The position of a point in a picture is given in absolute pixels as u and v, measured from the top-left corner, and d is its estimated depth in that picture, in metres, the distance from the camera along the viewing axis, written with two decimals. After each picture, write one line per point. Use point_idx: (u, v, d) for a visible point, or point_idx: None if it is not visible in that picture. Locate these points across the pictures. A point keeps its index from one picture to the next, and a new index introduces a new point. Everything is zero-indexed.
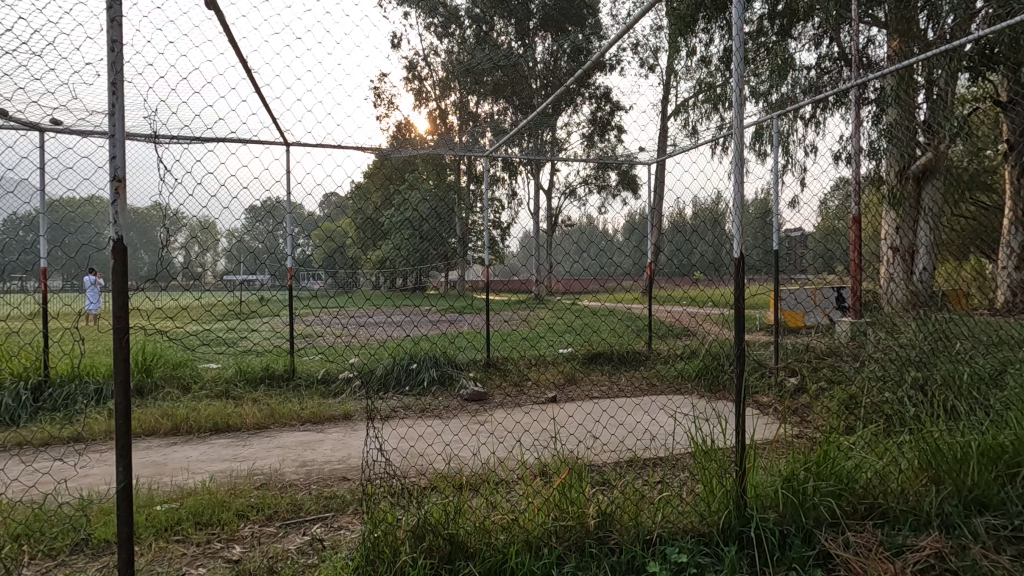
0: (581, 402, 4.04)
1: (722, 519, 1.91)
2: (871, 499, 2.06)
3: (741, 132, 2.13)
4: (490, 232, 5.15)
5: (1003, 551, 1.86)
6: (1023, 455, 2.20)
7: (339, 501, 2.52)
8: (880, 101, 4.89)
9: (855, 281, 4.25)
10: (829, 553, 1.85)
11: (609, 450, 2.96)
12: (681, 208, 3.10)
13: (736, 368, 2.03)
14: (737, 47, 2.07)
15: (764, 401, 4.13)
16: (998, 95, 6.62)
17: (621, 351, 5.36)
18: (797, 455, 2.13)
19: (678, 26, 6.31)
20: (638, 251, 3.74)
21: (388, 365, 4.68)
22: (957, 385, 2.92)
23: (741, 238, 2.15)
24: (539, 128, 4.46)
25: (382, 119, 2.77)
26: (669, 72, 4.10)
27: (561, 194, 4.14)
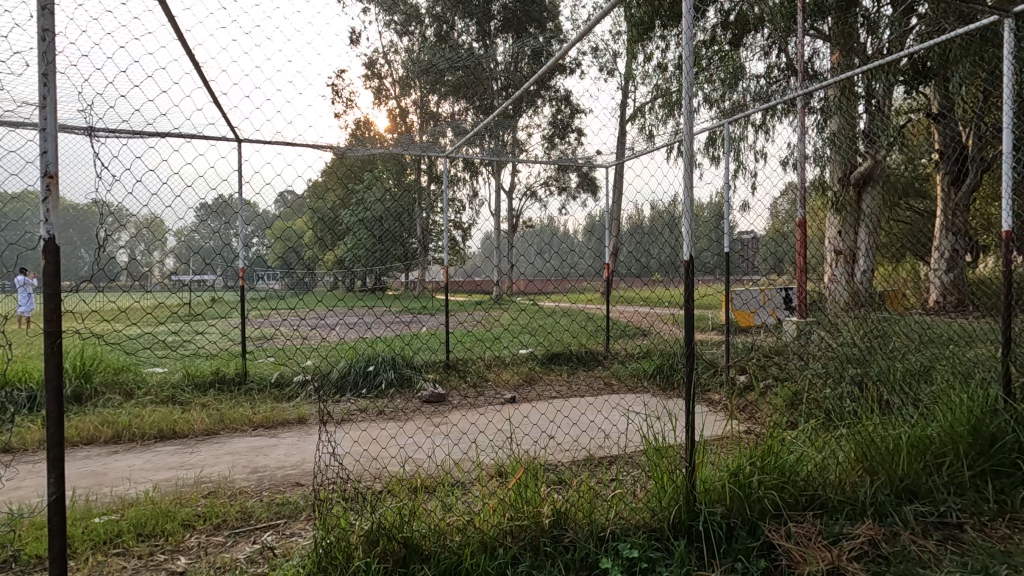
0: (537, 402, 4.08)
1: (672, 515, 1.97)
2: (811, 491, 2.14)
3: (692, 138, 2.19)
4: (449, 232, 5.11)
5: (929, 537, 2.00)
6: (948, 446, 2.35)
7: (291, 508, 2.46)
8: (824, 111, 5.14)
9: (801, 282, 4.45)
10: (773, 544, 1.93)
11: (564, 450, 3.00)
12: (639, 210, 3.16)
13: (686, 368, 2.08)
14: (688, 54, 2.13)
15: (715, 397, 4.26)
16: (931, 108, 7.04)
17: (579, 351, 5.41)
18: (744, 449, 2.20)
19: (636, 31, 6.44)
20: (597, 254, 3.79)
21: (344, 368, 4.59)
22: (891, 379, 3.08)
23: (691, 241, 2.20)
24: (499, 129, 4.46)
25: (340, 117, 2.72)
26: (628, 76, 4.16)
27: (521, 196, 4.17)
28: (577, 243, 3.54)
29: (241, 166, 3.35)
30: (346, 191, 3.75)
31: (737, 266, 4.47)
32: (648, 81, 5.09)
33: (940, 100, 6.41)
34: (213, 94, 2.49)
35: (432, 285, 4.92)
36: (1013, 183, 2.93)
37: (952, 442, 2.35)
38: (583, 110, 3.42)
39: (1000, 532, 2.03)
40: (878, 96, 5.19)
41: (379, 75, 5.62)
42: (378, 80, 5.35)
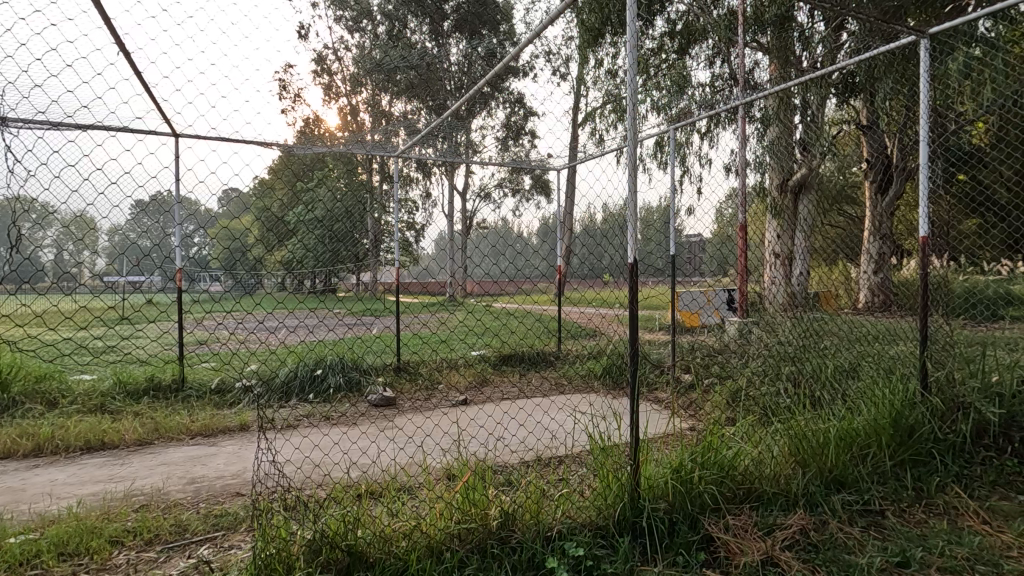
0: (491, 403, 4.09)
1: (617, 512, 2.00)
2: (748, 484, 2.23)
3: (636, 144, 2.26)
4: (400, 233, 5.05)
5: (854, 524, 2.14)
6: (872, 438, 2.49)
7: (229, 519, 2.36)
8: (764, 121, 5.40)
9: (742, 283, 4.63)
10: (712, 537, 2.00)
11: (513, 451, 3.01)
12: (592, 213, 3.20)
13: (631, 368, 2.12)
14: (631, 63, 2.18)
15: (662, 396, 4.40)
16: (862, 120, 7.47)
17: (531, 352, 5.46)
18: (685, 445, 2.26)
19: (588, 37, 6.58)
20: (549, 256, 3.84)
21: (291, 372, 4.47)
22: (820, 376, 3.26)
23: (634, 244, 2.26)
24: (452, 130, 4.44)
25: (286, 114, 2.65)
26: (579, 81, 4.21)
27: (474, 198, 4.16)
28: (530, 245, 3.59)
29: (176, 161, 3.19)
30: (294, 189, 3.63)
31: (683, 267, 4.61)
32: (600, 86, 5.19)
33: (869, 113, 6.82)
34: (144, 85, 2.36)
35: (383, 287, 4.86)
36: (929, 192, 3.14)
37: (876, 434, 2.50)
38: (535, 113, 3.45)
39: (917, 516, 2.20)
40: (812, 108, 5.48)
41: (329, 72, 5.49)
42: (327, 77, 5.23)
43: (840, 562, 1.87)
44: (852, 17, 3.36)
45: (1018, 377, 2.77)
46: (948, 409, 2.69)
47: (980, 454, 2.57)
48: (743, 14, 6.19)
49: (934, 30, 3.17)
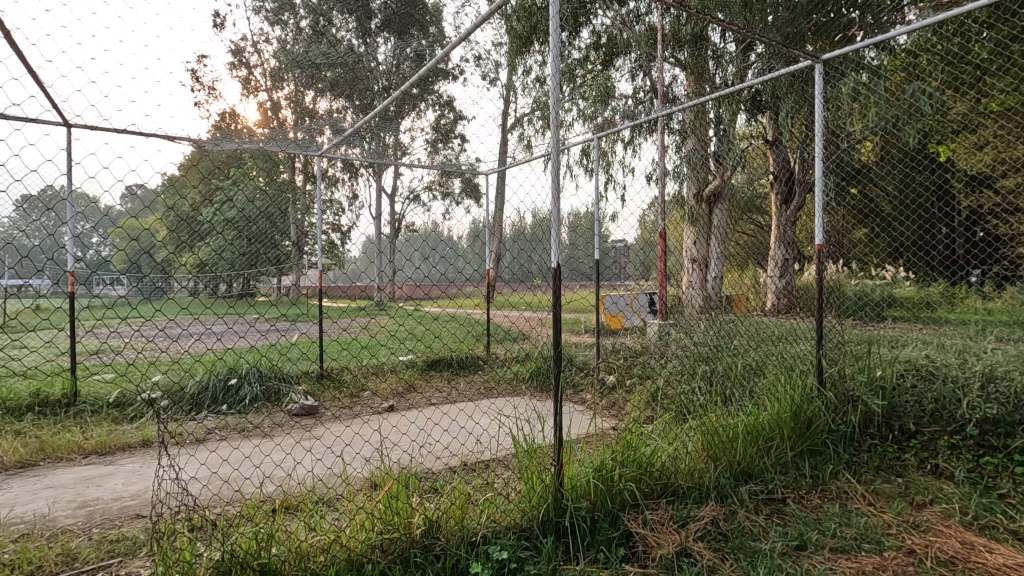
0: (418, 409, 4.03)
1: (541, 513, 2.03)
2: (665, 479, 2.33)
3: (559, 152, 2.31)
4: (324, 236, 4.88)
5: (759, 512, 2.30)
6: (775, 431, 2.67)
7: (127, 544, 2.17)
8: (681, 133, 5.69)
9: (662, 287, 4.85)
10: (631, 532, 2.08)
11: (439, 457, 2.99)
12: (521, 217, 3.22)
13: (555, 370, 2.14)
14: (554, 71, 2.22)
15: (587, 397, 4.51)
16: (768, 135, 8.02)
17: (460, 356, 5.43)
18: (607, 445, 2.32)
19: (516, 44, 6.71)
20: (478, 260, 3.84)
21: (202, 382, 4.19)
22: (731, 375, 3.46)
23: (558, 250, 2.31)
24: (380, 131, 4.34)
25: (198, 105, 2.47)
26: (509, 87, 4.25)
27: (403, 201, 4.09)
28: (460, 249, 3.58)
29: (68, 153, 2.89)
30: (207, 188, 3.40)
31: (607, 272, 4.76)
32: (529, 93, 5.26)
33: (775, 129, 7.34)
34: (28, 67, 2.12)
35: (306, 291, 4.67)
36: (825, 204, 3.42)
37: (778, 427, 2.69)
38: (464, 117, 3.44)
39: (813, 502, 2.39)
40: (725, 122, 5.84)
41: (247, 65, 5.22)
42: (245, 71, 4.95)
43: (746, 549, 2.00)
44: (759, 39, 3.59)
45: (896, 370, 3.08)
46: (840, 402, 2.94)
47: (865, 442, 2.84)
48: (663, 31, 6.49)
49: (827, 57, 3.47)
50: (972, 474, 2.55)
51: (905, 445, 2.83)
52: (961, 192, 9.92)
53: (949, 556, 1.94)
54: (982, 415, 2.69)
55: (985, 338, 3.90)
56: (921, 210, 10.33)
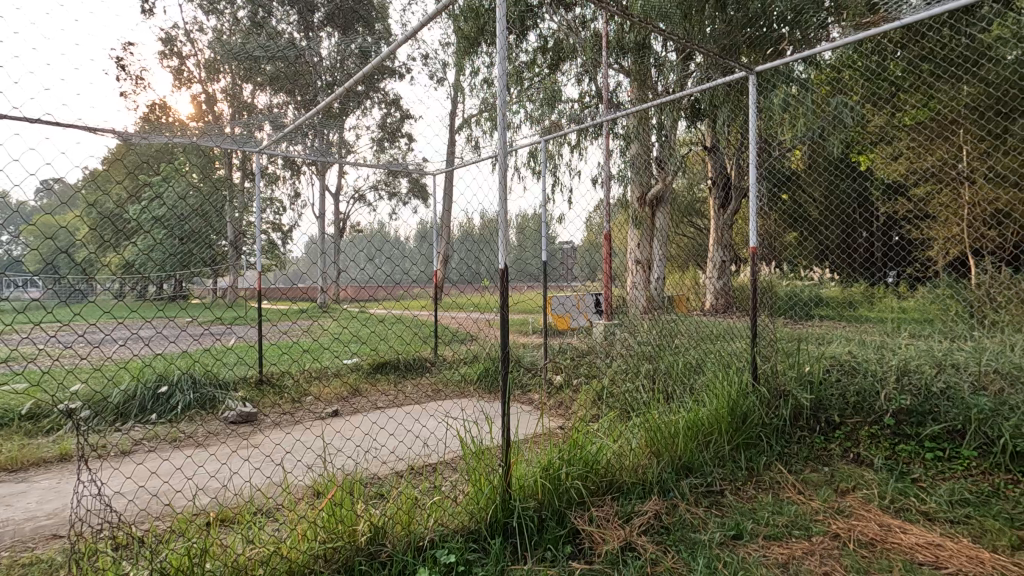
0: (364, 414, 3.94)
1: (489, 514, 2.02)
2: (610, 476, 2.38)
3: (506, 153, 2.31)
4: (263, 235, 4.69)
5: (699, 504, 2.39)
6: (714, 426, 2.78)
7: (42, 568, 2.00)
8: (626, 137, 5.83)
9: (608, 288, 4.96)
10: (577, 529, 2.11)
11: (385, 462, 2.93)
12: (468, 218, 3.21)
13: (502, 371, 2.14)
14: (501, 73, 2.22)
15: (535, 397, 4.54)
16: (707, 141, 8.34)
17: (407, 359, 5.35)
18: (554, 444, 2.34)
19: (464, 45, 6.70)
20: (425, 261, 3.79)
21: (129, 390, 3.93)
22: (673, 373, 3.58)
23: (505, 251, 2.31)
24: (323, 127, 4.21)
25: (125, 96, 2.30)
26: (456, 87, 4.21)
27: (348, 200, 3.99)
28: (407, 250, 3.53)
29: None
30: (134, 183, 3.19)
31: (554, 273, 4.82)
32: (476, 94, 5.25)
33: (713, 136, 7.66)
34: None
35: (244, 293, 4.47)
36: (759, 208, 3.60)
37: (717, 422, 2.79)
38: (411, 116, 3.39)
39: (748, 492, 2.51)
40: (666, 128, 6.02)
41: (179, 54, 4.95)
42: (177, 61, 4.69)
43: (687, 541, 2.07)
44: (698, 49, 3.72)
45: (823, 366, 3.28)
46: (772, 397, 3.09)
47: (795, 434, 3.02)
48: (607, 37, 6.64)
49: (760, 69, 3.64)
50: (888, 460, 2.75)
51: (831, 436, 3.03)
52: (879, 199, 10.71)
53: (869, 539, 2.08)
54: (897, 405, 2.90)
55: (900, 334, 4.22)
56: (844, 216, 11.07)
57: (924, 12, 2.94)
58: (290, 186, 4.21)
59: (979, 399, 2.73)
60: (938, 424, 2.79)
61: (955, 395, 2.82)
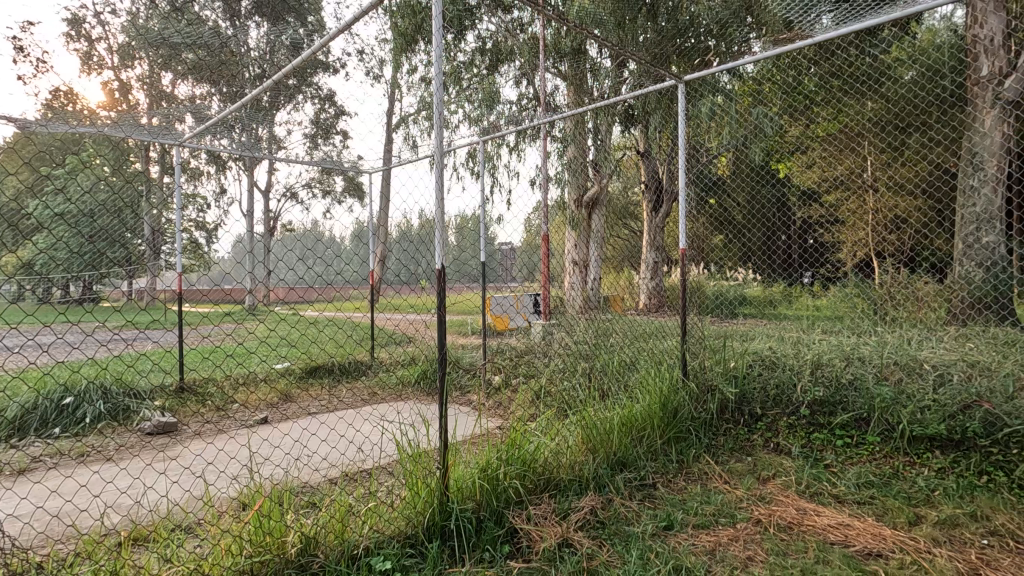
0: (295, 420, 3.79)
1: (427, 518, 1.99)
2: (548, 474, 2.40)
3: (443, 153, 2.29)
4: (184, 234, 4.41)
5: (633, 497, 2.46)
6: (647, 422, 2.87)
7: None
8: (563, 141, 5.93)
9: (546, 289, 5.03)
10: (515, 528, 2.12)
11: (317, 469, 2.83)
12: (405, 217, 3.15)
13: (439, 373, 2.11)
14: (437, 72, 2.20)
15: (474, 398, 4.53)
16: (640, 147, 8.63)
17: (342, 362, 5.20)
18: (492, 444, 2.33)
19: (401, 42, 6.59)
20: (360, 262, 3.69)
21: (28, 402, 3.58)
22: (608, 371, 3.67)
23: (442, 251, 2.29)
24: (251, 121, 4.01)
25: (24, 83, 2.10)
26: (393, 84, 4.12)
27: (280, 198, 3.82)
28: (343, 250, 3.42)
29: None
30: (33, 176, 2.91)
31: (494, 273, 4.82)
32: (414, 92, 5.17)
33: (646, 142, 7.93)
34: None
35: (163, 295, 4.18)
36: (688, 212, 3.75)
37: (650, 418, 2.89)
38: (346, 112, 3.28)
39: (679, 484, 2.61)
40: (602, 133, 6.17)
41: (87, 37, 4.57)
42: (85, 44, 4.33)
43: (621, 534, 2.13)
44: (630, 56, 3.83)
45: (746, 361, 3.47)
46: (700, 392, 3.23)
47: (722, 426, 3.18)
48: (545, 41, 6.72)
49: (688, 78, 3.80)
50: (804, 448, 2.94)
51: (754, 427, 3.21)
52: (796, 204, 11.47)
53: (787, 522, 2.22)
54: (811, 397, 3.11)
55: (814, 330, 4.53)
56: (765, 219, 11.78)
57: (833, 30, 3.17)
58: (215, 181, 3.98)
59: (882, 389, 2.96)
60: (848, 412, 2.99)
61: (861, 385, 3.05)
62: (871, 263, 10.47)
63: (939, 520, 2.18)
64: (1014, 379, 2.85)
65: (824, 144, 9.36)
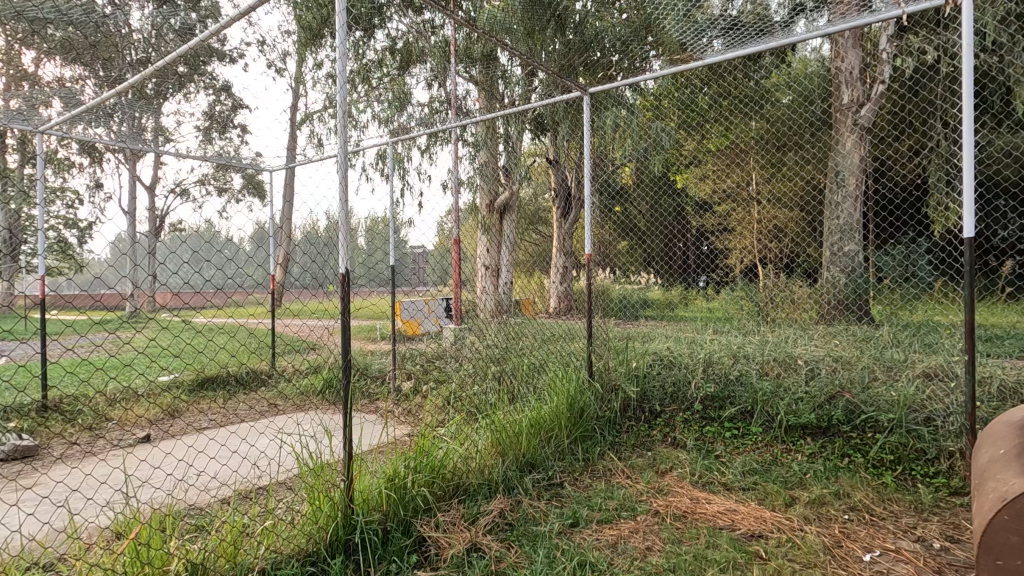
0: (183, 437, 3.49)
1: (330, 533, 1.90)
2: (457, 479, 2.39)
3: (347, 153, 2.21)
4: (47, 232, 3.91)
5: (540, 497, 2.52)
6: (554, 423, 2.94)
7: None
8: (474, 145, 5.94)
9: (457, 293, 5.02)
10: (423, 537, 2.09)
11: (206, 491, 2.62)
12: (308, 220, 2.99)
13: (343, 381, 2.03)
14: (343, 69, 2.13)
15: (382, 405, 4.42)
16: (550, 155, 8.85)
17: (238, 372, 4.87)
18: (400, 452, 2.28)
19: (305, 35, 6.31)
20: (260, 266, 3.48)
21: None
22: (518, 375, 3.72)
23: (347, 255, 2.22)
24: (133, 109, 3.65)
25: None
26: (296, 79, 3.93)
27: (168, 194, 3.51)
28: (241, 252, 3.20)
29: None
30: None
31: (404, 277, 4.71)
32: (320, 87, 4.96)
33: (555, 150, 8.15)
34: None
35: (19, 302, 3.68)
36: (594, 219, 3.90)
37: (557, 419, 2.96)
38: (244, 105, 3.08)
39: (584, 482, 2.70)
40: (513, 138, 6.26)
41: None
42: None
43: (529, 534, 2.16)
44: (537, 65, 3.91)
45: (647, 361, 3.67)
46: (604, 391, 3.37)
47: (625, 423, 3.34)
48: (456, 46, 6.71)
49: (592, 91, 3.96)
50: (698, 441, 3.16)
51: (654, 423, 3.40)
52: (691, 213, 12.31)
53: (682, 511, 2.37)
54: (704, 393, 3.35)
55: (707, 331, 4.88)
56: (664, 227, 12.49)
57: (722, 54, 3.42)
58: (87, 174, 3.57)
59: (764, 383, 3.24)
60: (735, 406, 3.24)
61: (746, 380, 3.33)
62: (755, 268, 11.49)
63: (810, 499, 2.42)
64: (870, 372, 3.24)
65: (715, 158, 10.12)
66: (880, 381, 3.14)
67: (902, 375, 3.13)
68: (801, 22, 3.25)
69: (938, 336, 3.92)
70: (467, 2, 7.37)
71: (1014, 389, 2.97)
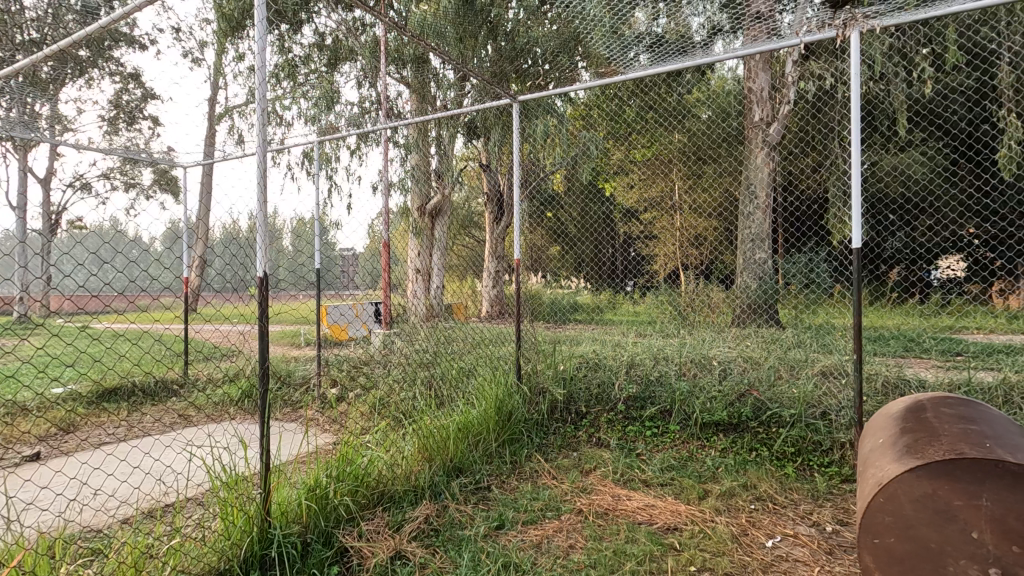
0: (78, 454, 3.20)
1: (244, 549, 1.81)
2: (381, 487, 2.35)
3: (267, 149, 2.12)
4: None
5: (467, 501, 2.52)
6: (483, 426, 2.96)
7: None
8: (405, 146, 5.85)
9: (386, 296, 4.92)
10: (346, 547, 2.03)
11: (103, 513, 2.43)
12: (225, 220, 2.80)
13: (260, 390, 1.94)
14: (264, 63, 2.03)
15: (305, 413, 4.26)
16: (482, 159, 8.83)
17: (145, 381, 4.53)
18: (321, 462, 2.21)
19: (225, 25, 6.00)
20: (171, 268, 3.25)
21: None
22: (447, 380, 3.71)
23: (265, 257, 2.07)
24: (26, 93, 3.33)
25: None
26: (214, 70, 3.72)
27: (65, 187, 3.21)
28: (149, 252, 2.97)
29: None
30: None
31: (331, 280, 4.53)
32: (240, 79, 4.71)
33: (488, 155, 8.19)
34: None
35: None
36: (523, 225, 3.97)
37: (485, 423, 2.98)
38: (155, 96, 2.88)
39: (511, 484, 2.73)
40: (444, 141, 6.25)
41: None
42: None
43: (455, 538, 2.17)
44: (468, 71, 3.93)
45: (573, 364, 3.79)
46: (531, 394, 3.44)
47: (552, 425, 3.42)
48: (386, 46, 6.61)
49: (522, 99, 4.04)
50: (620, 440, 3.27)
51: (580, 424, 3.49)
52: (618, 221, 12.73)
53: (604, 509, 2.45)
54: (626, 393, 3.50)
55: (630, 334, 5.08)
56: (594, 233, 12.84)
57: (647, 69, 3.60)
58: None
59: (681, 383, 3.42)
60: (655, 406, 3.40)
61: (665, 381, 3.51)
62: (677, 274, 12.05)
63: (721, 492, 2.58)
64: (774, 371, 3.51)
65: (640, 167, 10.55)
66: (783, 379, 3.41)
67: (802, 374, 3.41)
68: (717, 43, 3.46)
69: (833, 338, 4.30)
70: (398, 3, 7.29)
71: (895, 385, 3.31)
